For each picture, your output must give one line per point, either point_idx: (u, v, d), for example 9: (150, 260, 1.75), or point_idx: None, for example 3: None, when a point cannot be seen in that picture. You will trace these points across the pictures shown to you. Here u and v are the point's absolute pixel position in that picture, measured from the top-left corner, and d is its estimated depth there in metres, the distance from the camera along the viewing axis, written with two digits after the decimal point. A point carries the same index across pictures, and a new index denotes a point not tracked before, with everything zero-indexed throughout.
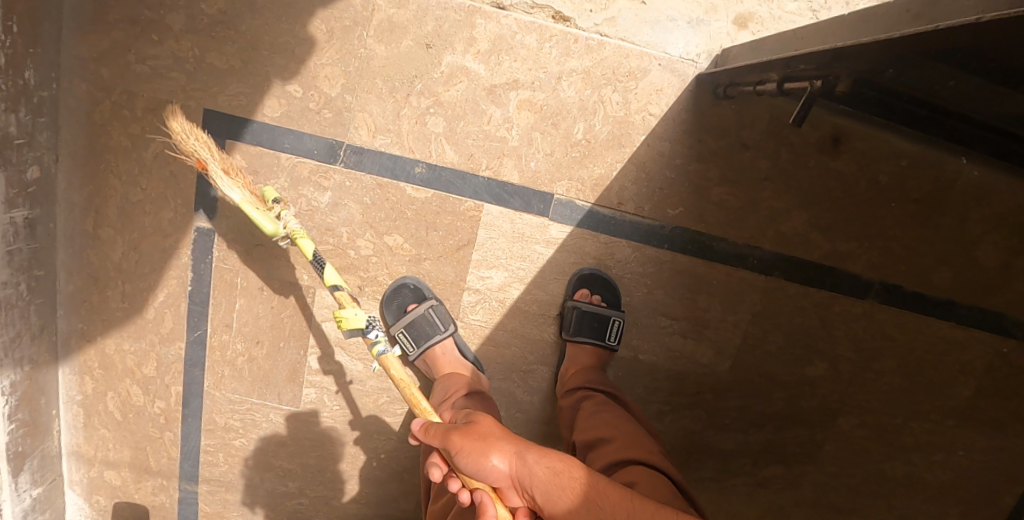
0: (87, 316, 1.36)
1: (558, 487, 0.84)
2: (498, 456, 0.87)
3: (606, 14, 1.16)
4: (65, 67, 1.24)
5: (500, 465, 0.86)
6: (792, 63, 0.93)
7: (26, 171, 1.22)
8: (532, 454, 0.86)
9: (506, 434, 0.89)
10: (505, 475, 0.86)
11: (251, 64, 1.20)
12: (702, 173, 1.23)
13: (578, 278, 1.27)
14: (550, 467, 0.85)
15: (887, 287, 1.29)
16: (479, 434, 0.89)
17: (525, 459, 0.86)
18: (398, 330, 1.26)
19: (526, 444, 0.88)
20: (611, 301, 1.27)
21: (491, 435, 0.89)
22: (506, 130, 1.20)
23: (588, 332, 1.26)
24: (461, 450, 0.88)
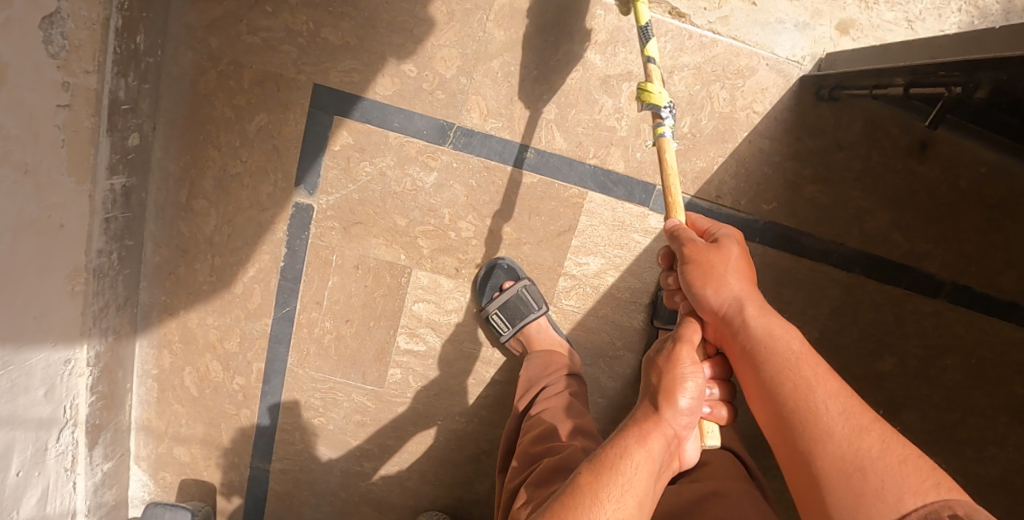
0: (172, 288, 1.35)
1: (780, 346, 0.85)
2: (726, 283, 0.91)
3: (719, 13, 1.21)
4: (171, 34, 1.22)
5: (715, 294, 0.90)
6: (929, 69, 0.96)
7: (128, 138, 1.20)
8: (756, 309, 0.89)
9: (736, 268, 0.92)
10: (720, 300, 0.90)
11: (367, 41, 1.20)
12: (797, 171, 1.28)
13: None
14: (772, 327, 0.87)
15: (959, 287, 1.36)
16: (713, 253, 0.93)
17: (745, 303, 0.89)
18: (492, 312, 1.27)
19: (754, 299, 0.90)
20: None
21: (711, 266, 0.92)
22: (616, 120, 1.23)
23: None
24: (691, 258, 0.92)
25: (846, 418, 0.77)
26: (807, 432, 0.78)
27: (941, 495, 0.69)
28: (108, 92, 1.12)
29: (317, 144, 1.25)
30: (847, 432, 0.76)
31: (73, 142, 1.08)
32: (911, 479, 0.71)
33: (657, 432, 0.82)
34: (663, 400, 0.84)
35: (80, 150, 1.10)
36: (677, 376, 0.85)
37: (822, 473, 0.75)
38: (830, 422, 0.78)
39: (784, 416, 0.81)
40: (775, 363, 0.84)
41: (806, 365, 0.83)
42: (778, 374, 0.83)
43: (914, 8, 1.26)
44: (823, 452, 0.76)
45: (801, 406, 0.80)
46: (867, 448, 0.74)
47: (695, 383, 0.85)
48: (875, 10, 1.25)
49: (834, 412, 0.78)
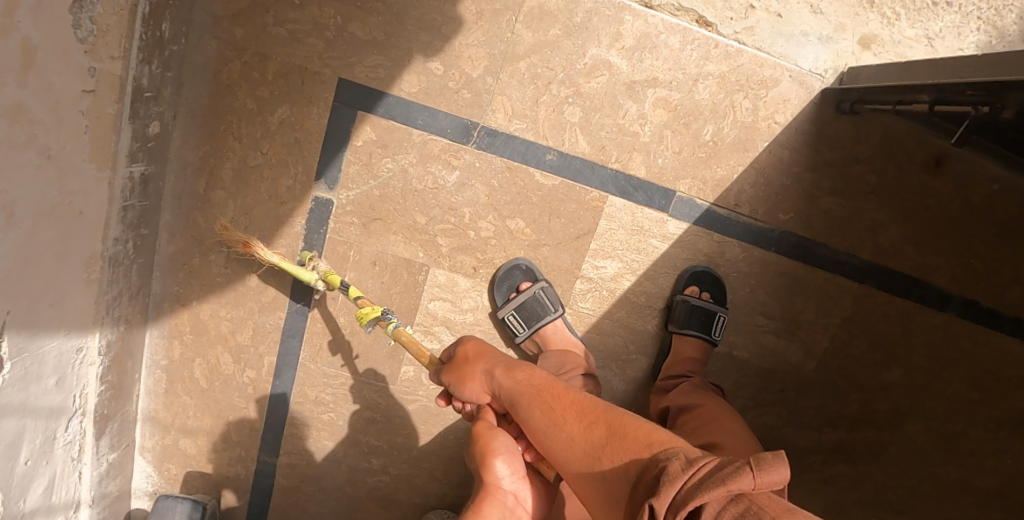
0: (186, 278, 1.34)
1: (518, 397, 0.92)
2: (473, 375, 0.98)
3: (745, 24, 1.22)
4: (195, 22, 1.21)
5: (476, 385, 0.98)
6: (958, 86, 0.97)
7: (149, 125, 1.19)
8: (500, 371, 0.96)
9: (478, 355, 1.01)
10: (482, 389, 0.98)
11: (394, 37, 1.20)
12: (815, 183, 1.30)
13: (691, 274, 1.31)
14: (518, 376, 0.94)
15: (966, 301, 1.39)
16: (464, 358, 1.01)
17: (494, 373, 0.96)
18: (508, 312, 1.28)
19: (501, 363, 0.98)
20: (717, 297, 1.32)
21: (468, 359, 1.00)
22: (640, 126, 1.24)
23: (695, 326, 1.30)
24: (448, 369, 1.01)
25: (580, 421, 0.86)
26: (558, 449, 0.86)
27: (658, 446, 0.77)
28: (131, 79, 1.11)
29: (340, 138, 1.25)
30: (583, 430, 0.85)
31: (95, 129, 1.07)
32: (630, 450, 0.79)
33: (491, 500, 0.89)
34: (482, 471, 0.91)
35: (102, 137, 1.09)
36: (489, 456, 0.92)
37: (584, 481, 0.82)
38: (564, 431, 0.86)
39: (544, 444, 0.88)
40: (521, 400, 0.91)
41: (538, 403, 0.89)
42: (526, 406, 0.90)
43: (934, 26, 1.28)
44: (573, 457, 0.84)
45: (548, 428, 0.87)
46: (602, 438, 0.82)
47: (505, 450, 0.93)
48: (896, 26, 1.27)
49: (572, 422, 0.86)
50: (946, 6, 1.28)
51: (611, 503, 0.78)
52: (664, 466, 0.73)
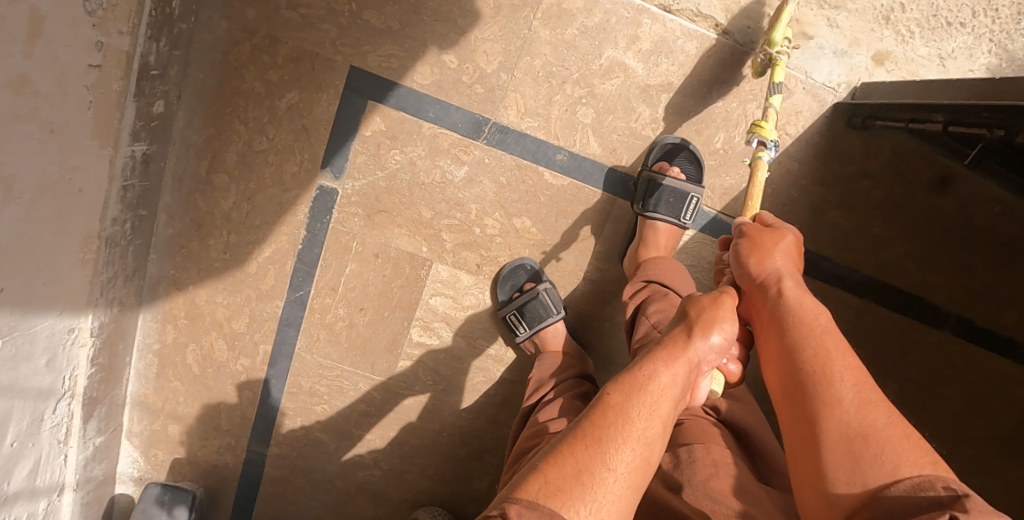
0: (182, 262, 1.31)
1: (804, 318, 0.85)
2: (775, 260, 0.92)
3: (762, 33, 1.22)
4: (206, 0, 1.18)
5: (763, 268, 0.92)
6: (973, 109, 0.97)
7: (154, 104, 1.16)
8: (795, 281, 0.91)
9: (788, 251, 0.93)
10: (760, 275, 0.91)
11: (410, 28, 1.18)
12: (822, 196, 1.30)
13: (660, 148, 1.21)
14: (806, 301, 0.87)
15: (962, 320, 1.40)
16: (759, 236, 0.95)
17: (784, 279, 0.90)
18: (509, 311, 1.27)
19: (793, 275, 0.91)
20: (691, 177, 1.23)
21: (772, 243, 0.93)
22: (652, 130, 1.23)
23: (665, 208, 1.21)
24: (748, 233, 0.95)
25: (857, 390, 0.76)
26: (814, 395, 0.77)
27: (938, 471, 0.68)
28: (138, 55, 1.08)
29: (348, 128, 1.23)
30: (857, 402, 0.75)
31: (99, 105, 1.04)
32: (909, 453, 0.69)
33: (684, 357, 0.83)
34: (696, 332, 0.85)
35: (105, 113, 1.06)
36: (716, 320, 0.87)
37: (822, 436, 0.74)
38: (834, 387, 0.77)
39: (796, 375, 0.80)
40: (801, 328, 0.84)
41: (825, 343, 0.81)
42: (802, 337, 0.83)
43: (947, 46, 1.30)
44: (829, 413, 0.75)
45: (812, 372, 0.79)
46: (875, 423, 0.73)
47: (731, 327, 0.87)
48: (910, 44, 1.28)
49: (847, 383, 0.77)
50: (959, 28, 1.29)
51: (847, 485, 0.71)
52: (958, 497, 0.64)
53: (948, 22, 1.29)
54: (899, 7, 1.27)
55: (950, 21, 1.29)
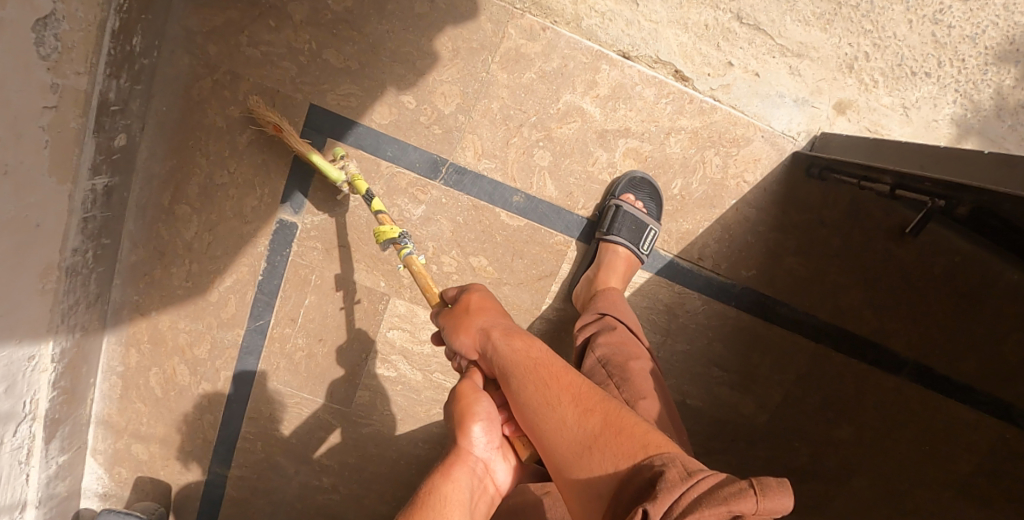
0: (146, 289, 1.34)
1: (507, 365, 0.96)
2: (477, 329, 1.01)
3: (722, 81, 1.23)
4: (168, 35, 1.20)
5: (467, 339, 1.01)
6: (918, 177, 0.98)
7: (115, 138, 1.18)
8: (500, 330, 1.00)
9: (479, 309, 1.03)
10: (472, 347, 1.01)
11: (368, 67, 1.19)
12: (779, 242, 1.30)
13: (628, 181, 1.22)
14: (507, 343, 0.98)
15: (920, 366, 1.40)
16: (460, 311, 1.03)
17: (490, 335, 0.99)
18: None
19: (500, 325, 1.01)
20: (654, 211, 1.24)
21: (472, 309, 1.03)
22: (609, 174, 1.24)
23: (625, 235, 1.20)
24: (448, 320, 1.03)
25: (575, 406, 0.89)
26: (547, 432, 0.89)
27: (647, 451, 0.81)
28: (97, 93, 1.10)
29: (308, 164, 1.25)
30: (578, 416, 0.88)
31: (57, 143, 1.06)
32: (624, 447, 0.82)
33: (462, 464, 0.96)
34: (459, 433, 0.97)
35: (63, 150, 1.08)
36: (469, 410, 0.98)
37: (565, 462, 0.87)
38: (558, 415, 0.89)
39: (532, 421, 0.91)
40: (513, 370, 0.95)
41: (534, 378, 0.93)
42: (519, 380, 0.94)
43: (911, 95, 1.29)
44: (560, 440, 0.88)
45: (540, 404, 0.91)
46: (592, 430, 0.86)
47: (484, 408, 0.99)
48: (873, 93, 1.28)
49: (565, 404, 0.89)
50: (925, 77, 1.29)
51: (589, 495, 0.83)
52: (661, 474, 0.75)
53: (913, 72, 1.29)
54: (863, 56, 1.27)
55: (915, 71, 1.29)
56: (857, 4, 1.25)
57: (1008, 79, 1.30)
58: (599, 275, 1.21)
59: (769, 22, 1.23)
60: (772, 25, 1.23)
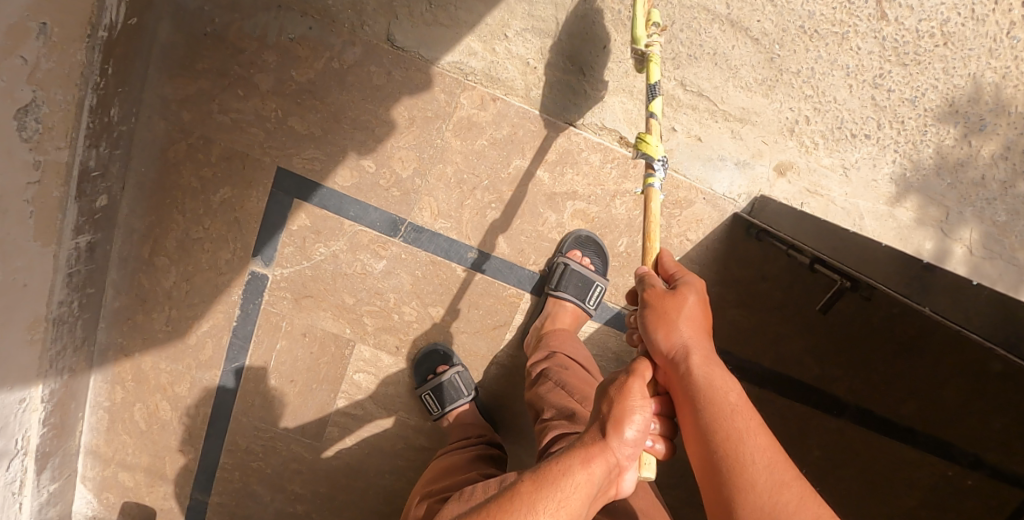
0: (129, 332, 1.44)
1: (724, 395, 0.86)
2: (683, 337, 0.90)
3: (665, 146, 1.29)
4: (146, 103, 1.29)
5: (678, 336, 0.90)
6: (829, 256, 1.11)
7: (96, 200, 1.27)
8: (705, 344, 0.91)
9: (696, 313, 0.92)
10: (672, 346, 0.90)
11: (330, 134, 1.27)
12: (722, 295, 1.37)
13: (574, 240, 1.29)
14: (711, 368, 0.88)
15: (862, 409, 1.46)
16: (665, 302, 0.93)
17: (692, 355, 0.88)
18: (424, 392, 1.35)
19: (702, 343, 0.90)
20: (600, 267, 1.31)
21: (671, 312, 0.92)
22: (558, 233, 1.31)
23: (572, 291, 1.29)
24: (649, 304, 0.93)
25: (769, 472, 0.80)
26: (727, 480, 0.80)
27: None
28: (78, 162, 1.19)
29: (276, 223, 1.33)
30: (769, 486, 0.79)
31: (41, 211, 1.16)
32: None
33: (600, 457, 0.84)
34: (610, 427, 0.85)
35: (47, 217, 1.18)
36: (626, 407, 0.86)
37: None
38: (748, 468, 0.80)
39: (709, 459, 0.83)
40: (703, 401, 0.85)
41: (749, 421, 0.84)
42: (715, 418, 0.84)
43: (850, 156, 1.35)
44: (741, 498, 0.79)
45: (729, 455, 0.81)
46: (786, 508, 0.77)
47: (643, 416, 0.86)
48: (813, 155, 1.34)
49: (760, 465, 0.80)
50: (864, 139, 1.35)
51: None
52: None
53: (853, 134, 1.34)
54: (804, 120, 1.33)
55: (855, 133, 1.35)
56: (798, 70, 1.31)
57: (947, 138, 1.34)
58: (544, 324, 1.30)
59: (711, 89, 1.30)
60: (714, 91, 1.30)
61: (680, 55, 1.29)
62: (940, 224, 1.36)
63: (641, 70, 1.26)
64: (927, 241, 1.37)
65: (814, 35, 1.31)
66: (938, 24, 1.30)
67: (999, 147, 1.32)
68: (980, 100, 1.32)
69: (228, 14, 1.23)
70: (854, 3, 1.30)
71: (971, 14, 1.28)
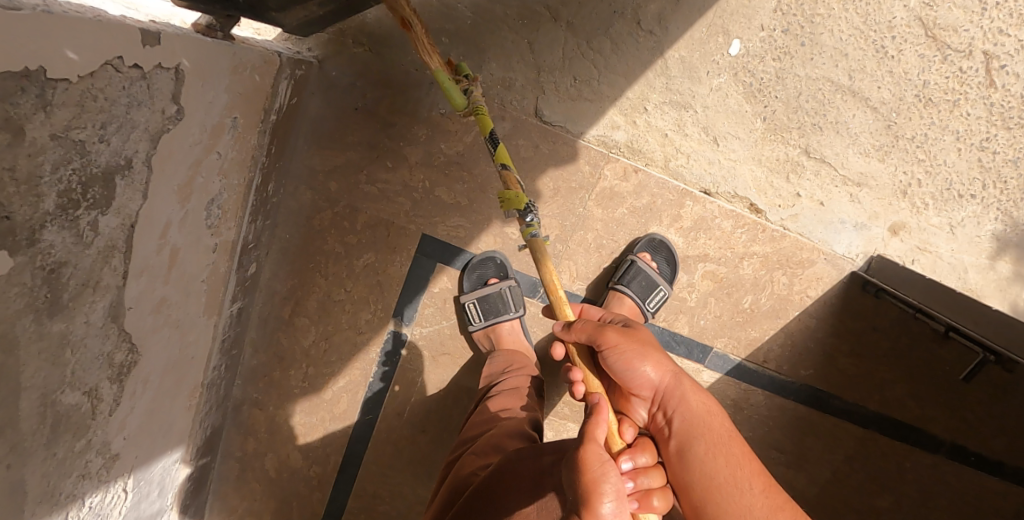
0: (265, 388, 1.47)
1: (710, 421, 0.99)
2: (632, 356, 1.01)
3: (791, 211, 1.36)
4: (293, 173, 1.32)
5: (651, 372, 1.01)
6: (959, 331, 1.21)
7: (248, 268, 1.31)
8: (688, 383, 1.03)
9: (678, 384, 1.02)
10: (651, 384, 1.02)
11: (476, 203, 1.32)
12: (835, 346, 1.45)
13: (648, 242, 1.33)
14: (693, 401, 1.01)
15: (957, 444, 1.55)
16: (634, 338, 1.04)
17: (686, 395, 1.01)
18: (470, 300, 1.32)
19: (693, 390, 1.02)
20: (666, 274, 1.33)
21: (649, 345, 1.05)
22: (688, 292, 1.39)
23: (636, 289, 1.30)
24: (619, 344, 1.01)
25: (765, 496, 0.91)
26: (727, 501, 0.91)
27: None
28: (241, 238, 1.23)
29: (418, 285, 1.38)
30: (767, 508, 0.90)
31: (211, 288, 1.20)
32: None
33: None
34: (583, 509, 0.78)
35: (214, 292, 1.22)
36: (597, 478, 0.79)
37: None
38: (740, 480, 0.93)
39: (711, 484, 0.93)
40: (705, 437, 0.97)
41: (703, 438, 0.97)
42: (709, 443, 0.97)
43: (957, 215, 1.43)
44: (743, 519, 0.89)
45: (730, 477, 0.93)
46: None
47: (613, 483, 0.79)
48: (924, 215, 1.42)
49: (758, 488, 0.92)
50: (970, 199, 1.43)
51: None
52: None
53: (960, 194, 1.43)
54: (916, 183, 1.41)
55: (962, 193, 1.43)
56: (912, 136, 1.39)
57: None
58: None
59: (833, 155, 1.37)
60: (836, 157, 1.37)
61: (804, 125, 1.35)
62: None
63: (768, 139, 1.35)
64: None
65: (927, 102, 1.38)
66: None
67: None
68: None
69: (380, 90, 1.27)
70: (965, 72, 1.38)
71: None
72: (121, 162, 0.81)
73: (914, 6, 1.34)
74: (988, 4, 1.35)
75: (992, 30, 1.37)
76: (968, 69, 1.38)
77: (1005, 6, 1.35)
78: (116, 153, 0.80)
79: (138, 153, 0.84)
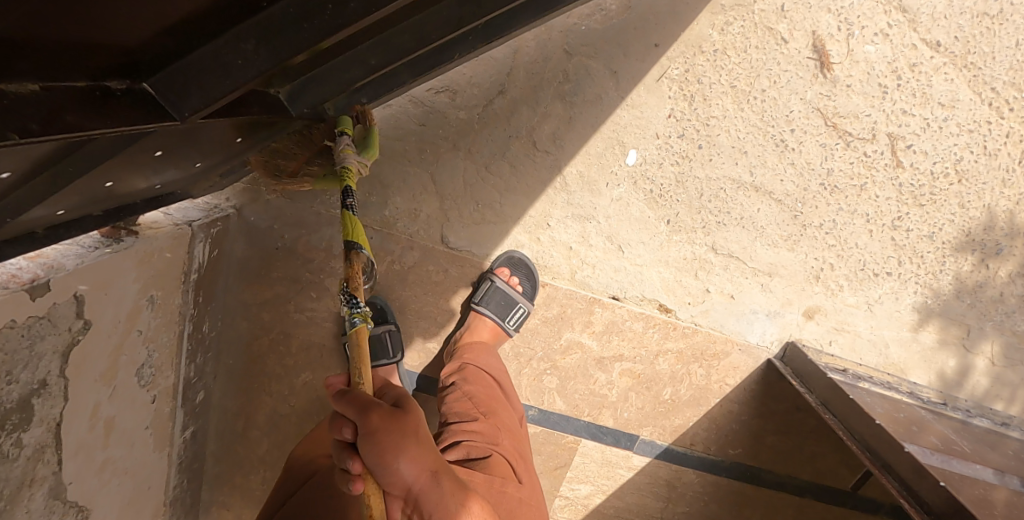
0: (230, 491, 1.59)
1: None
2: (388, 449, 0.78)
3: (701, 307, 1.43)
4: (228, 308, 1.43)
5: (404, 471, 0.81)
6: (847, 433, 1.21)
7: (196, 397, 1.43)
8: (444, 482, 0.89)
9: (423, 479, 0.85)
10: (405, 486, 0.82)
11: (397, 323, 1.45)
12: (760, 426, 1.50)
13: (506, 258, 1.37)
14: (449, 504, 0.88)
15: (896, 505, 1.59)
16: (398, 426, 0.80)
17: (410, 488, 0.83)
18: None
19: (430, 484, 0.86)
20: (528, 291, 1.38)
21: (414, 434, 0.83)
22: (608, 389, 1.46)
23: (493, 308, 1.37)
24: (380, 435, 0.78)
25: None
26: None
27: None
28: (182, 378, 1.35)
29: None
30: None
31: (157, 430, 1.31)
32: None
33: None
34: None
35: (162, 430, 1.33)
36: None
37: None
38: None
39: None
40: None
41: None
42: None
43: (874, 293, 1.45)
44: None
45: None
46: None
47: None
48: (839, 296, 1.45)
49: None
50: (886, 276, 1.45)
51: None
52: None
53: (875, 273, 1.44)
54: (829, 266, 1.44)
55: (878, 271, 1.44)
56: (820, 224, 1.41)
57: (966, 265, 1.44)
58: (464, 336, 1.39)
59: (740, 250, 1.41)
60: (743, 251, 1.41)
61: (708, 223, 1.39)
62: (961, 340, 1.49)
63: (673, 241, 1.39)
64: (950, 359, 1.50)
65: (834, 189, 1.40)
66: (952, 163, 1.38)
67: (1015, 266, 1.44)
68: (995, 227, 1.42)
69: (296, 230, 1.38)
70: (870, 156, 1.38)
71: (983, 150, 1.38)
72: (36, 385, 0.93)
73: (811, 97, 1.34)
74: (889, 87, 1.34)
75: (896, 111, 1.36)
76: (873, 152, 1.38)
77: (907, 87, 1.34)
78: (27, 382, 0.91)
79: (52, 371, 0.95)
